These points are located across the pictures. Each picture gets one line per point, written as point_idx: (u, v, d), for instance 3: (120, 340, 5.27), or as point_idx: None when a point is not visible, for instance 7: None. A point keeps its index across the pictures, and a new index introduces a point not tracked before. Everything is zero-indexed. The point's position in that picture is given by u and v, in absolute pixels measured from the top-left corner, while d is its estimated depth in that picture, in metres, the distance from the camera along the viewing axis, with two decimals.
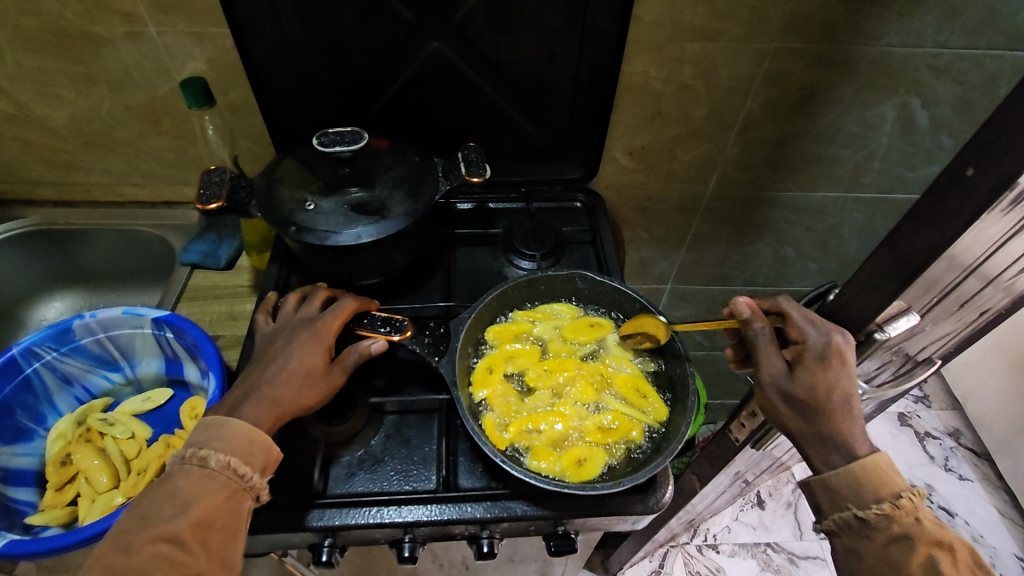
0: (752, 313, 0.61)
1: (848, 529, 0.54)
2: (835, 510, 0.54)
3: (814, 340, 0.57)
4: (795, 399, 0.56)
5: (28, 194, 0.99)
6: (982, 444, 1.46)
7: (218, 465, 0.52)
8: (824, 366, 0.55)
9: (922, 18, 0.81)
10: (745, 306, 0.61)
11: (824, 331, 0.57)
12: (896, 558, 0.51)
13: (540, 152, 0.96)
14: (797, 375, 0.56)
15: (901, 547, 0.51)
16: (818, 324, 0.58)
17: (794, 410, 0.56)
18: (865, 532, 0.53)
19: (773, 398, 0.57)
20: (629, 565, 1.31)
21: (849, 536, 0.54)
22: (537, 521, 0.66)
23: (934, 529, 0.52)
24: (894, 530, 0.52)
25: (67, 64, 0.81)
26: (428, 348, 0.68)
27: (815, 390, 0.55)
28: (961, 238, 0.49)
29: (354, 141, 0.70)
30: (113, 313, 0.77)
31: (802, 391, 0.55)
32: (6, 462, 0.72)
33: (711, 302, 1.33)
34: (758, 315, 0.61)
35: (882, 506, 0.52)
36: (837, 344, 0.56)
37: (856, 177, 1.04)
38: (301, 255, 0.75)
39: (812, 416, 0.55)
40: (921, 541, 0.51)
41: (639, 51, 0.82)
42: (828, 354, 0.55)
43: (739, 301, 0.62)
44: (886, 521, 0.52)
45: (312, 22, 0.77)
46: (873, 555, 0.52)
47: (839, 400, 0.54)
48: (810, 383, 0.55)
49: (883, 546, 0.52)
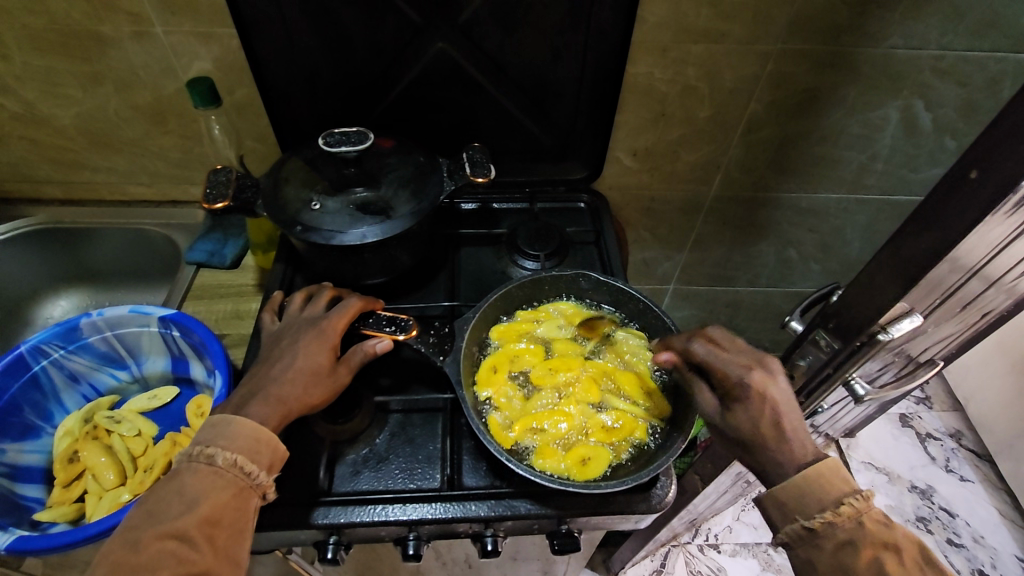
0: (675, 364, 0.64)
1: (802, 540, 0.52)
2: (785, 522, 0.53)
3: (731, 379, 0.58)
4: (733, 439, 0.58)
5: (34, 192, 1.00)
6: (983, 445, 1.46)
7: (225, 463, 0.52)
8: (745, 404, 0.57)
9: (926, 20, 0.81)
10: (667, 360, 0.65)
11: (740, 369, 0.58)
12: (846, 563, 0.49)
13: (543, 153, 0.97)
14: (726, 417, 0.58)
15: (849, 551, 0.49)
16: (733, 363, 0.59)
17: (738, 446, 0.58)
18: (815, 542, 0.52)
19: (721, 437, 0.60)
20: (631, 565, 1.32)
21: (804, 549, 0.52)
22: (540, 520, 0.66)
23: (882, 531, 0.50)
24: (840, 536, 0.50)
25: (74, 64, 0.81)
26: (432, 348, 0.69)
27: (743, 428, 0.57)
28: (965, 241, 0.50)
29: (360, 141, 0.71)
30: (120, 311, 0.78)
31: (734, 431, 0.58)
32: (14, 458, 0.72)
33: (714, 303, 1.33)
34: (679, 364, 0.64)
35: (825, 514, 0.51)
36: (751, 381, 0.57)
37: (859, 179, 1.04)
38: (306, 254, 0.75)
39: (751, 452, 0.57)
40: (867, 543, 0.49)
41: (643, 52, 0.83)
42: (742, 392, 0.57)
43: (660, 356, 0.65)
44: (831, 529, 0.51)
45: (318, 22, 0.78)
46: (825, 565, 0.50)
47: (767, 432, 0.55)
48: (736, 424, 0.57)
49: (834, 553, 0.50)
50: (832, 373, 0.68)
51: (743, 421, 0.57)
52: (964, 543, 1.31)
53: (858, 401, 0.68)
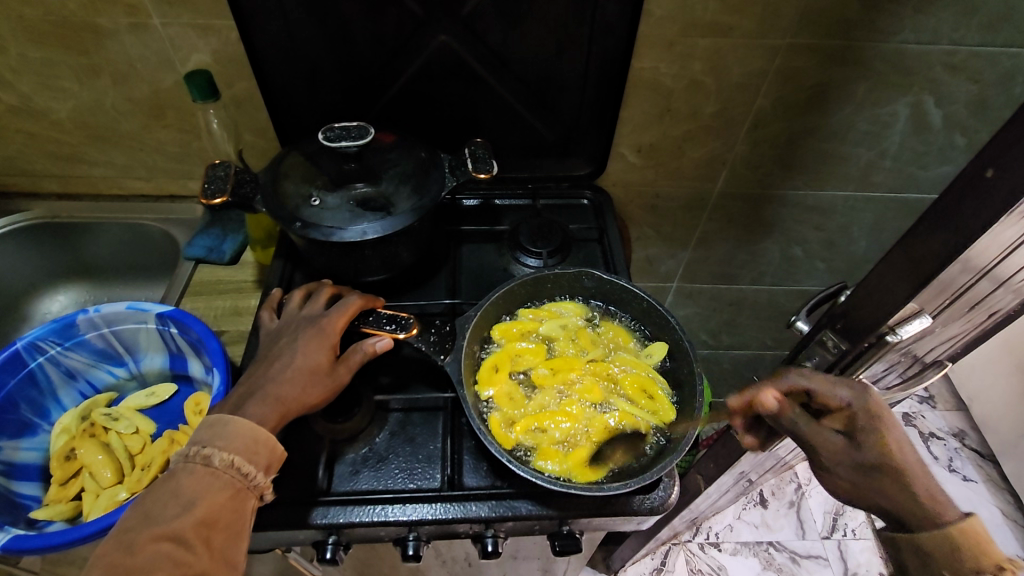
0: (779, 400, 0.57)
1: None
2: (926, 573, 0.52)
3: (857, 401, 0.56)
4: (871, 467, 0.54)
5: (32, 186, 0.99)
6: (988, 446, 1.45)
7: (221, 464, 0.52)
8: (878, 426, 0.55)
9: (938, 14, 0.80)
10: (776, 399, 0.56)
11: (858, 393, 0.56)
12: None
13: (547, 149, 0.96)
14: (862, 445, 0.55)
15: None
16: (842, 388, 0.56)
17: (877, 478, 0.55)
18: None
19: (850, 473, 0.56)
20: (631, 563, 1.32)
21: None
22: (541, 521, 0.65)
23: None
24: None
25: (71, 56, 0.80)
26: (434, 347, 0.68)
27: (887, 452, 0.54)
28: (979, 240, 0.49)
29: (361, 136, 0.69)
30: (117, 307, 0.77)
31: (877, 458, 0.54)
32: (11, 455, 0.72)
33: (717, 301, 1.32)
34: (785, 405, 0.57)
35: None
36: (875, 400, 0.55)
37: (866, 176, 1.03)
38: (305, 251, 0.74)
39: (901, 481, 0.54)
40: None
41: (650, 46, 0.81)
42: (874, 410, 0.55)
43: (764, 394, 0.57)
44: None
45: (318, 15, 0.77)
46: None
47: (907, 451, 0.54)
48: (878, 449, 0.54)
49: None
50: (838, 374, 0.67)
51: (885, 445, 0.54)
52: None
53: None
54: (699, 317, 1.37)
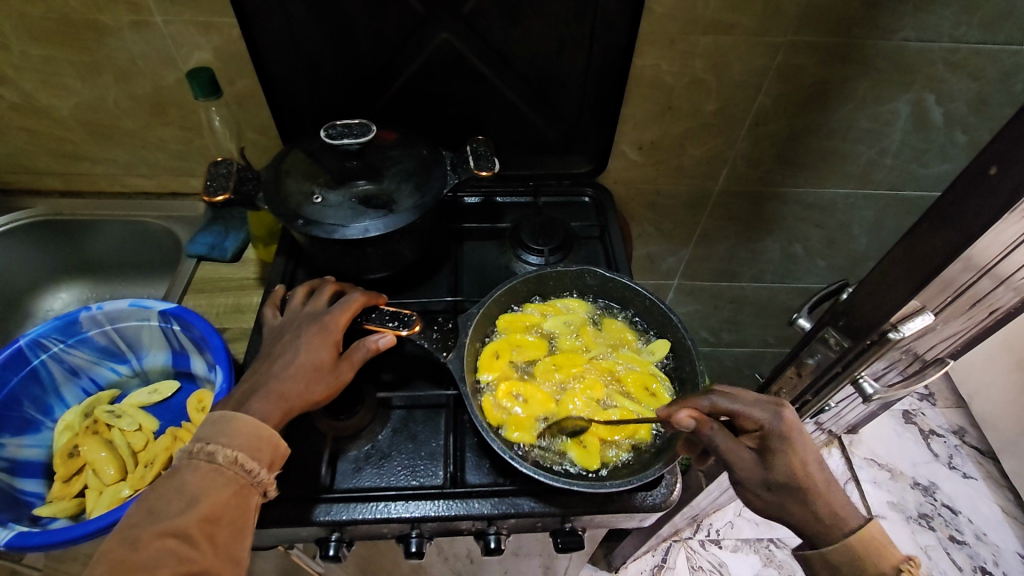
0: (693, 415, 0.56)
1: None
2: None
3: (770, 422, 0.54)
4: (780, 488, 0.54)
5: (34, 183, 0.99)
6: (987, 444, 1.43)
7: (225, 461, 0.52)
8: (788, 448, 0.53)
9: (939, 12, 0.80)
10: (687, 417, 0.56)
11: (771, 414, 0.54)
12: None
13: (548, 146, 0.96)
14: (771, 465, 0.54)
15: None
16: (760, 407, 0.55)
17: (786, 498, 0.54)
18: None
19: (758, 490, 0.55)
20: (631, 560, 1.32)
21: None
22: (544, 518, 0.66)
23: None
24: None
25: (72, 53, 0.80)
26: (436, 344, 0.68)
27: (795, 474, 0.53)
28: (982, 238, 0.49)
29: (363, 133, 0.69)
30: (119, 305, 0.77)
31: (784, 478, 0.53)
32: (14, 453, 0.72)
33: (718, 298, 1.32)
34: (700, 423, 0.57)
35: None
36: (791, 422, 0.54)
37: (867, 173, 1.03)
38: (308, 248, 0.74)
39: (805, 500, 0.53)
40: None
41: (651, 43, 0.81)
42: (786, 431, 0.53)
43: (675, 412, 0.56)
44: None
45: (320, 12, 0.77)
46: None
47: (818, 472, 0.53)
48: (786, 470, 0.53)
49: None
50: (840, 371, 0.67)
51: (792, 466, 0.53)
52: (965, 540, 1.29)
53: (865, 400, 0.67)
54: (701, 314, 1.37)
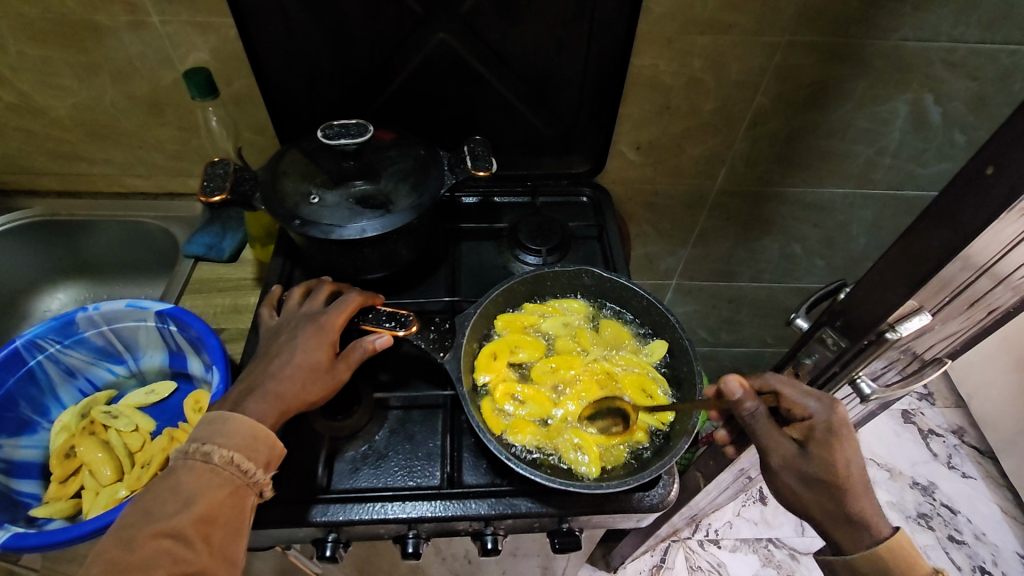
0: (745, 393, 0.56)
1: None
2: None
3: (820, 414, 0.55)
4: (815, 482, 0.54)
5: (32, 184, 0.99)
6: (986, 443, 1.43)
7: (221, 461, 0.51)
8: (835, 443, 0.54)
9: (937, 12, 0.79)
10: (739, 387, 0.56)
11: (824, 406, 0.55)
12: None
13: (546, 146, 0.96)
14: (812, 456, 0.54)
15: None
16: (813, 399, 0.56)
17: (818, 494, 0.55)
18: None
19: (792, 481, 0.55)
20: (630, 560, 1.32)
21: None
22: (541, 518, 0.65)
23: None
24: None
25: (69, 53, 0.80)
26: (433, 344, 0.68)
27: (835, 469, 0.54)
28: (979, 238, 0.48)
29: (360, 134, 0.69)
30: (116, 305, 0.77)
31: (822, 471, 0.54)
32: (10, 453, 0.72)
33: (717, 298, 1.32)
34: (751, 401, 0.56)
35: None
36: (840, 417, 0.55)
37: (866, 173, 1.03)
38: (305, 249, 0.74)
39: (838, 498, 0.54)
40: None
41: (649, 43, 0.81)
42: (835, 425, 0.54)
43: (730, 384, 0.56)
44: None
45: (317, 12, 0.77)
46: None
47: (857, 472, 0.54)
48: (826, 463, 0.54)
49: None
50: (838, 372, 0.67)
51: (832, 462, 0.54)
52: (965, 539, 1.29)
53: (864, 401, 0.67)
54: (699, 314, 1.37)
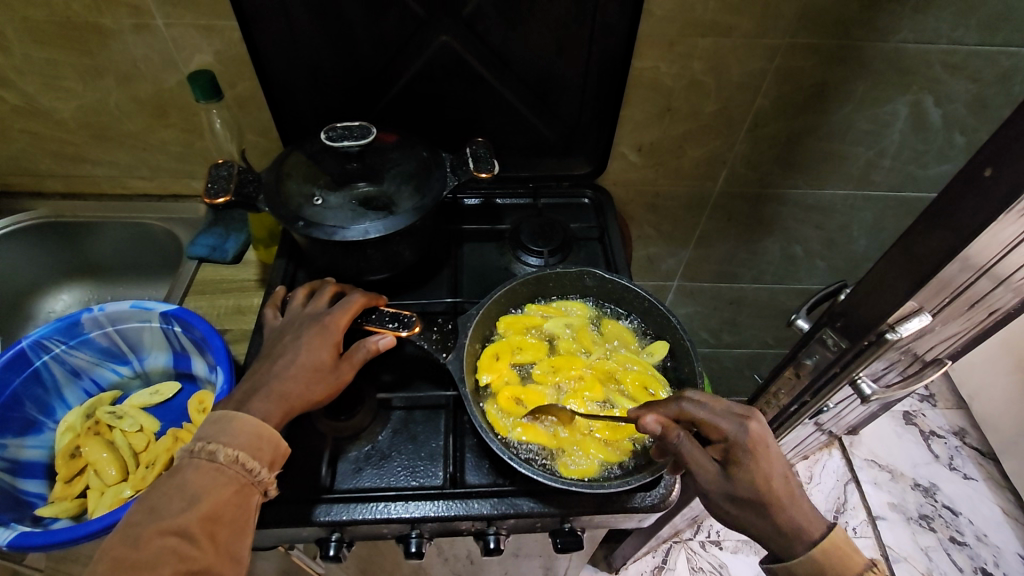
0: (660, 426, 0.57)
1: None
2: None
3: (734, 435, 0.55)
4: (741, 500, 0.54)
5: (36, 186, 1.00)
6: (988, 444, 1.41)
7: (226, 460, 0.52)
8: (752, 459, 0.54)
9: (936, 14, 0.80)
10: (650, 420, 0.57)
11: (740, 424, 0.56)
12: None
13: (548, 148, 0.96)
14: (734, 477, 0.55)
15: None
16: (729, 416, 0.56)
17: (747, 510, 0.55)
18: None
19: (722, 502, 0.55)
20: (632, 561, 1.33)
21: None
22: (543, 518, 0.66)
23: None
24: None
25: (74, 56, 0.81)
26: (436, 345, 0.68)
27: (757, 486, 0.54)
28: (979, 238, 0.49)
29: (363, 136, 0.70)
30: (121, 306, 0.77)
31: (744, 490, 0.54)
32: (16, 453, 0.72)
33: (718, 299, 1.32)
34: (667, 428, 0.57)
35: None
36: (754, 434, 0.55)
37: (866, 175, 1.03)
38: (308, 250, 0.75)
39: (765, 512, 0.54)
40: None
41: (650, 45, 0.82)
42: (750, 444, 0.55)
43: (647, 421, 0.57)
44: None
45: (320, 15, 0.77)
46: None
47: (780, 484, 0.54)
48: (748, 482, 0.54)
49: None
50: (839, 372, 0.67)
51: (750, 483, 0.54)
52: (967, 541, 1.28)
53: (864, 400, 0.68)
54: (700, 316, 1.37)
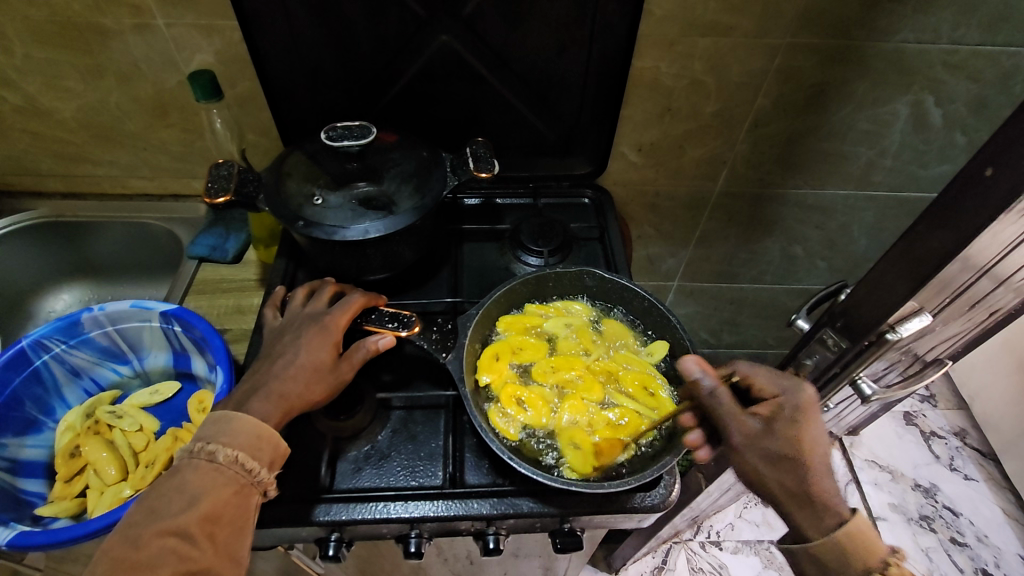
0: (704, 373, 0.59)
1: None
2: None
3: (784, 396, 0.57)
4: (778, 457, 0.55)
5: (37, 185, 1.00)
6: (989, 445, 1.41)
7: (225, 461, 0.52)
8: (799, 420, 0.56)
9: (937, 14, 0.80)
10: (695, 366, 0.59)
11: (789, 389, 0.58)
12: None
13: (548, 148, 0.96)
14: (776, 434, 0.56)
15: None
16: (777, 380, 0.59)
17: (780, 471, 0.55)
18: None
19: (756, 460, 0.56)
20: (632, 562, 1.32)
21: None
22: (542, 518, 0.66)
23: None
24: None
25: (75, 56, 0.81)
26: (435, 345, 0.68)
27: (797, 447, 0.55)
28: (979, 238, 0.49)
29: (363, 136, 0.70)
30: (121, 306, 0.77)
31: (784, 449, 0.55)
32: (15, 453, 0.72)
33: (719, 299, 1.32)
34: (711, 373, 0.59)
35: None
36: (805, 398, 0.57)
37: (867, 175, 1.03)
38: (308, 250, 0.75)
39: (801, 476, 0.55)
40: None
41: (650, 45, 0.82)
42: (800, 406, 0.57)
43: (688, 362, 0.59)
44: None
45: (321, 16, 0.77)
46: None
47: (820, 451, 0.55)
48: (790, 440, 0.55)
49: None
50: (839, 373, 0.67)
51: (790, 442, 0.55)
52: (968, 542, 1.28)
53: (864, 401, 0.68)
54: (700, 316, 1.37)
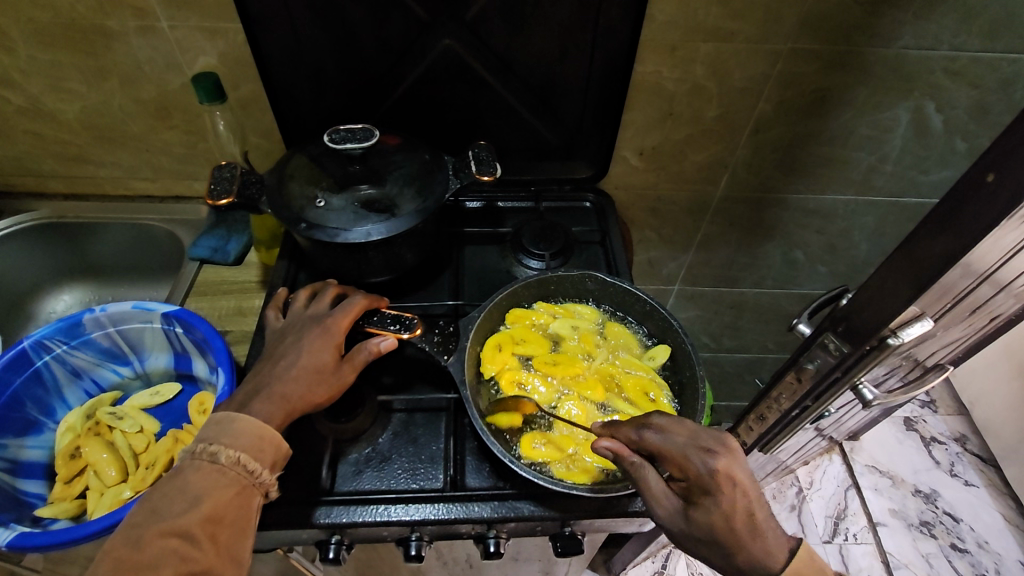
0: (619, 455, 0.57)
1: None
2: None
3: (697, 471, 0.52)
4: (699, 538, 0.52)
5: (39, 186, 1.00)
6: (989, 451, 1.41)
7: (227, 462, 0.52)
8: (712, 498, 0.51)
9: (938, 20, 0.80)
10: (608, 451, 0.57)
11: (703, 459, 0.52)
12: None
13: (550, 152, 0.96)
14: (691, 516, 0.52)
15: None
16: (694, 449, 0.53)
17: (707, 549, 0.52)
18: None
19: (681, 537, 0.54)
20: (632, 567, 1.32)
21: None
22: (543, 522, 0.66)
23: None
24: None
25: (79, 58, 0.81)
26: (437, 348, 0.68)
27: (714, 527, 0.51)
28: (982, 243, 0.49)
29: (366, 138, 0.70)
30: (123, 307, 0.77)
31: (702, 529, 0.52)
32: (16, 454, 0.72)
33: (719, 303, 1.32)
34: (621, 454, 0.57)
35: None
36: (718, 471, 0.51)
37: (868, 180, 1.03)
38: (310, 252, 0.75)
39: (722, 552, 0.51)
40: None
41: (651, 50, 0.82)
42: (713, 484, 0.51)
43: (601, 447, 0.57)
44: None
45: (324, 19, 0.77)
46: None
47: (743, 526, 0.51)
48: (705, 521, 0.52)
49: None
50: (840, 377, 0.67)
51: (705, 521, 0.52)
52: (968, 548, 1.27)
53: (864, 405, 0.68)
54: (701, 320, 1.37)
